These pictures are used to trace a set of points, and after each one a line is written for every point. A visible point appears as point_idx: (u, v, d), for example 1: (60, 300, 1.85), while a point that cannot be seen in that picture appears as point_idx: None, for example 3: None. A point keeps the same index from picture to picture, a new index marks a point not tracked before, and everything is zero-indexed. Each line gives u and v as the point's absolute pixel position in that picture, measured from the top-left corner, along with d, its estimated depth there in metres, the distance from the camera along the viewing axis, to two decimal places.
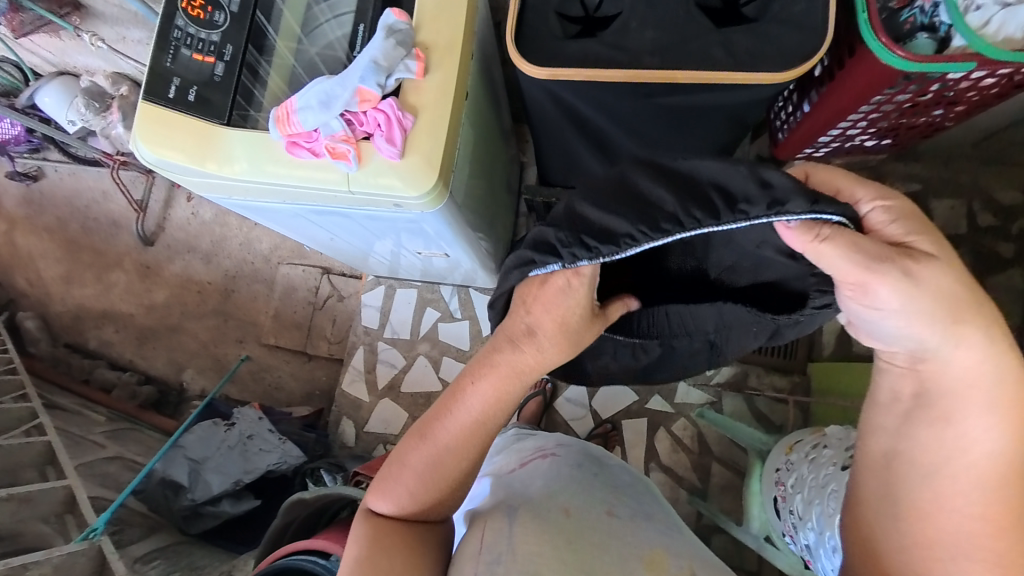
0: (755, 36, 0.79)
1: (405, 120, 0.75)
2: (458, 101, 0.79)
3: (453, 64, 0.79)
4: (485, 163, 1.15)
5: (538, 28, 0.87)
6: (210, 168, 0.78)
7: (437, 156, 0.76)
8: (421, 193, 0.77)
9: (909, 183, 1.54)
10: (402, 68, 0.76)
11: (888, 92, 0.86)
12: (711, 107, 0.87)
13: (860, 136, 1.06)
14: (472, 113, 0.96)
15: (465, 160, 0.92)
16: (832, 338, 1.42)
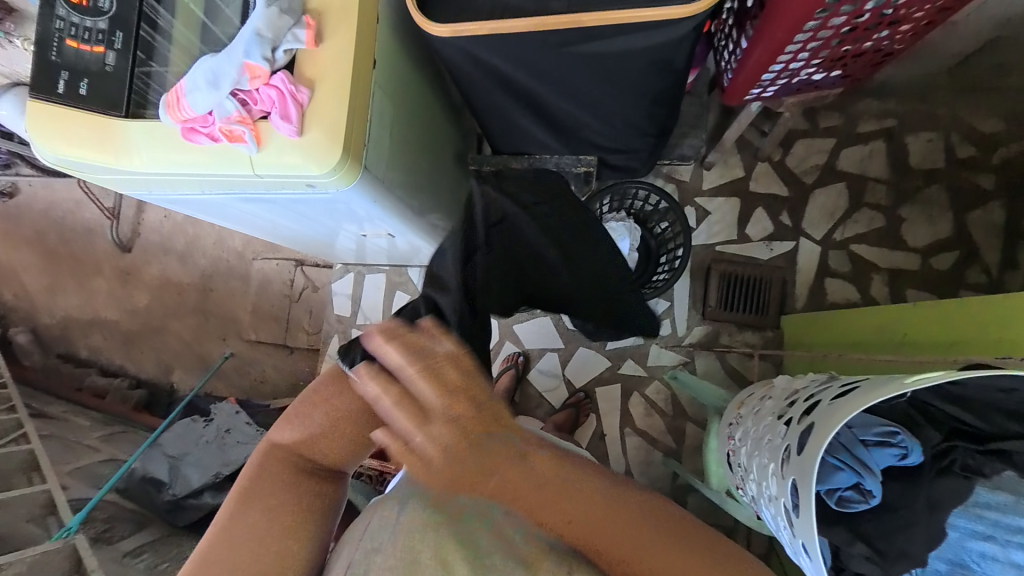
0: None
1: (300, 94, 0.69)
2: (361, 68, 0.73)
3: (347, 26, 0.71)
4: (427, 138, 1.09)
5: None
6: (111, 162, 0.76)
7: (342, 127, 0.70)
8: (326, 170, 0.71)
9: (883, 120, 1.47)
10: (292, 38, 0.69)
11: (821, 17, 0.80)
12: (630, 55, 0.79)
13: (804, 69, 0.98)
14: (400, 82, 0.87)
15: (390, 134, 0.85)
16: (803, 290, 1.44)
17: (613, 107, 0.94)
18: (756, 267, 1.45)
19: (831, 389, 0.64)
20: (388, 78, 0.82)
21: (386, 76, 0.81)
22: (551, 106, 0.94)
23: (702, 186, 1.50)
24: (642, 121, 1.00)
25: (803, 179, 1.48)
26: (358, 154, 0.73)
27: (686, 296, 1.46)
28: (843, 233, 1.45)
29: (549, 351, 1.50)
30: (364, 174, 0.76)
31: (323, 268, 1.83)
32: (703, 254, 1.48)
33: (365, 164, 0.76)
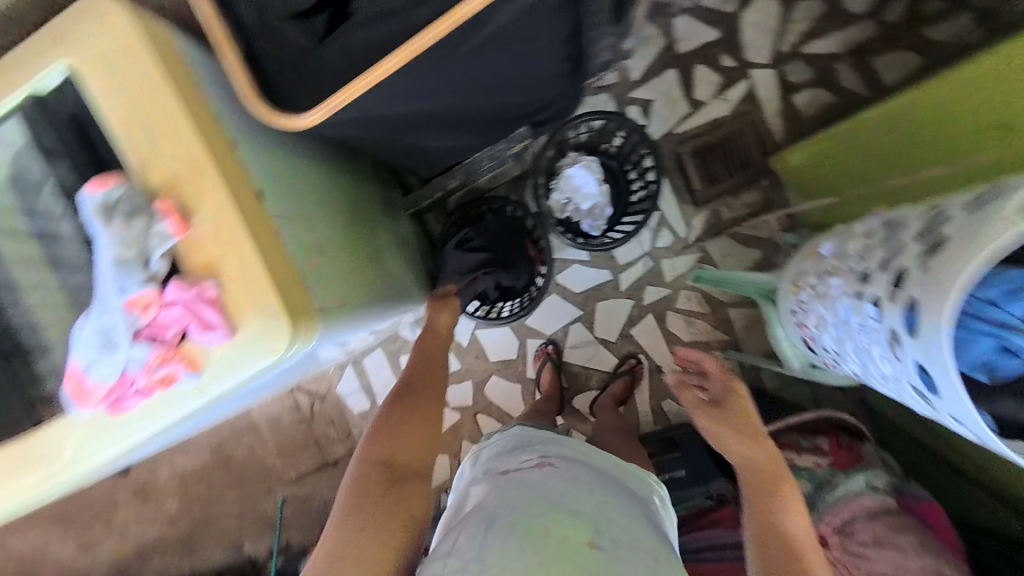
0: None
1: (206, 291, 0.55)
2: (257, 218, 0.58)
3: (213, 178, 0.57)
4: (365, 212, 0.92)
5: (275, 54, 0.60)
6: (51, 486, 0.65)
7: (275, 295, 0.56)
8: (279, 353, 0.56)
9: None
10: (160, 237, 0.55)
11: None
12: (534, 11, 0.60)
13: None
14: (297, 184, 0.70)
15: (325, 245, 0.70)
16: (778, 121, 1.31)
17: (531, 74, 0.74)
18: (723, 126, 1.31)
19: (915, 253, 0.56)
20: (283, 193, 0.65)
21: (282, 195, 0.65)
22: (462, 112, 0.76)
23: (631, 78, 1.34)
24: (568, 66, 0.79)
25: (726, 11, 1.32)
26: (308, 306, 0.58)
27: (670, 193, 1.32)
28: (789, 42, 1.31)
29: (571, 325, 1.38)
30: (327, 318, 0.63)
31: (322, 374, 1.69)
32: (666, 144, 1.32)
33: (322, 308, 0.62)
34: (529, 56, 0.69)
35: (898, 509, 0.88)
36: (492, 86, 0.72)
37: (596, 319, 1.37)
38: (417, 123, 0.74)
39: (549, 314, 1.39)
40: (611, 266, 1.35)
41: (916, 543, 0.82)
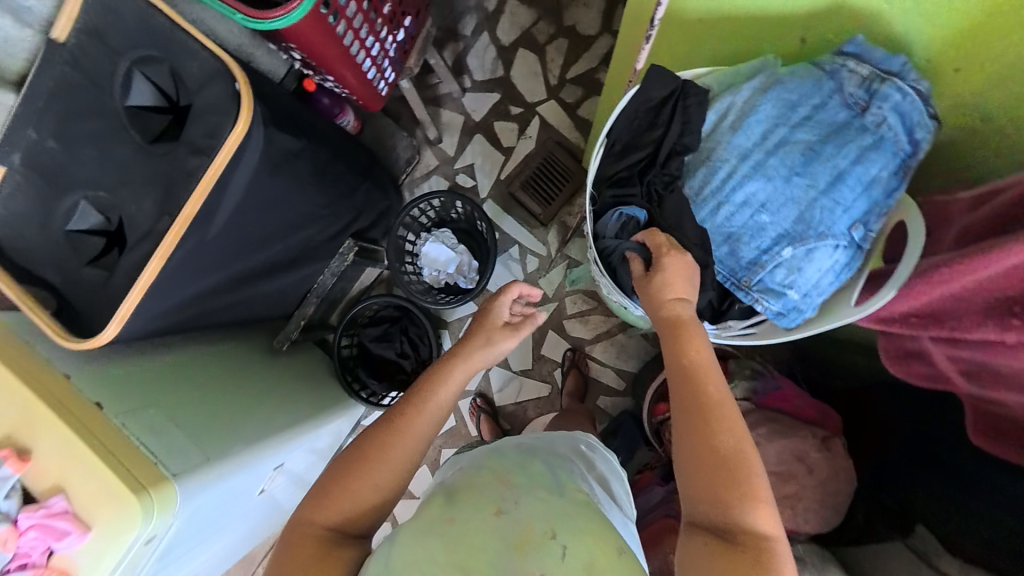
0: (201, 114, 0.74)
1: (55, 507, 0.65)
2: (94, 425, 0.69)
3: (35, 416, 0.67)
4: (249, 363, 1.08)
5: (84, 292, 0.77)
6: None
7: (118, 486, 0.65)
8: (141, 530, 0.65)
9: None
10: (3, 480, 0.66)
11: (338, 19, 0.88)
12: (257, 176, 0.80)
13: (387, 44, 1.07)
14: (134, 378, 0.81)
15: (180, 416, 0.81)
16: (576, 134, 1.57)
17: (302, 209, 0.94)
18: (535, 156, 1.57)
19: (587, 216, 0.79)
20: (125, 393, 0.77)
21: (119, 392, 0.76)
22: (271, 257, 0.95)
23: (450, 155, 1.59)
24: (332, 188, 1.01)
25: (499, 75, 1.60)
26: (155, 480, 0.68)
27: (520, 226, 1.55)
28: (555, 76, 1.60)
29: (490, 369, 1.50)
30: (185, 480, 0.72)
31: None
32: (499, 190, 1.57)
33: (176, 473, 0.71)
34: (284, 200, 0.89)
35: (754, 408, 1.00)
36: (271, 231, 0.91)
37: (508, 354, 1.49)
38: (241, 280, 0.92)
39: None
40: None
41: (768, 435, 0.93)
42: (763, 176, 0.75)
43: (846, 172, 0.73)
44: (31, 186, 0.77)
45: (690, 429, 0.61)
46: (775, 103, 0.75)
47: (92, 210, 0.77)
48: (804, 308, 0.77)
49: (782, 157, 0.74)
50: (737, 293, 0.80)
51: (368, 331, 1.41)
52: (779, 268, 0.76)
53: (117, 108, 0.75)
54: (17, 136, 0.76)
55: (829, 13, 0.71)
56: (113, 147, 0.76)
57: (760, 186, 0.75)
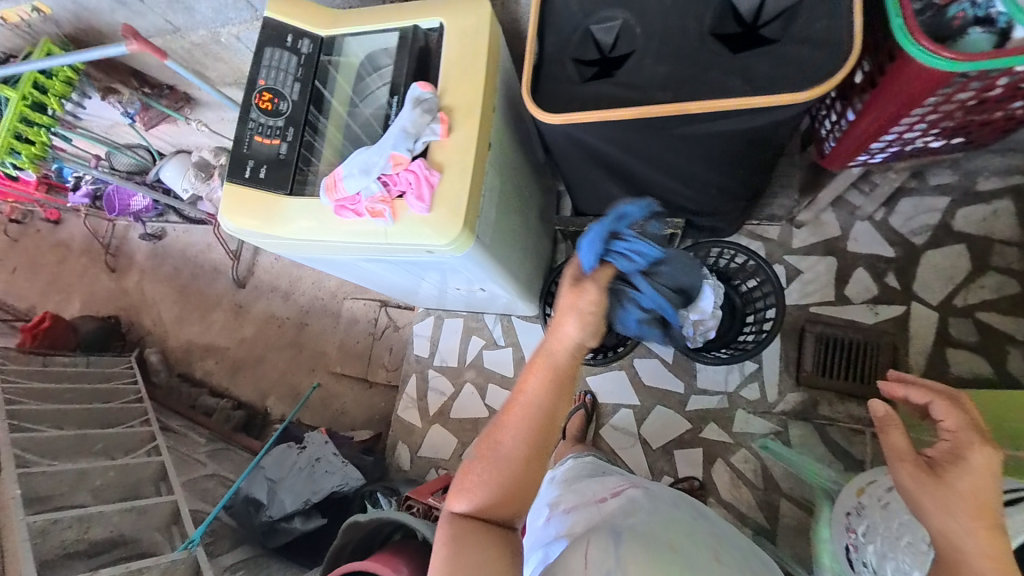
0: (776, 57, 0.75)
1: (432, 177, 0.82)
2: (479, 156, 0.84)
3: (470, 118, 0.84)
4: (522, 203, 1.20)
5: (553, 75, 0.86)
6: (273, 232, 0.90)
7: (461, 207, 0.81)
8: (443, 242, 0.82)
9: (1009, 177, 1.34)
10: (428, 131, 0.83)
11: (945, 92, 0.79)
12: (733, 132, 0.83)
13: (921, 138, 0.98)
14: (503, 153, 0.96)
15: (498, 200, 0.96)
16: (920, 358, 1.31)
17: (700, 172, 0.96)
18: (860, 331, 1.36)
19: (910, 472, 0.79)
20: (497, 152, 0.92)
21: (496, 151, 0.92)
22: (642, 176, 1.01)
23: (790, 244, 1.44)
24: (729, 182, 1.01)
25: (914, 241, 1.37)
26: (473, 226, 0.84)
27: (777, 358, 1.39)
28: (966, 298, 1.32)
29: (624, 408, 1.48)
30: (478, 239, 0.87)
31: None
32: (796, 315, 1.40)
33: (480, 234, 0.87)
34: (707, 157, 0.91)
35: None
36: (671, 163, 0.95)
37: (648, 419, 1.46)
38: (616, 172, 0.99)
39: (612, 384, 1.50)
40: (688, 382, 1.45)
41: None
42: None
43: None
44: None
45: None
46: None
47: (614, 33, 0.84)
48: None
49: None
50: None
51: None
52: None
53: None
54: None
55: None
56: (686, 15, 0.79)
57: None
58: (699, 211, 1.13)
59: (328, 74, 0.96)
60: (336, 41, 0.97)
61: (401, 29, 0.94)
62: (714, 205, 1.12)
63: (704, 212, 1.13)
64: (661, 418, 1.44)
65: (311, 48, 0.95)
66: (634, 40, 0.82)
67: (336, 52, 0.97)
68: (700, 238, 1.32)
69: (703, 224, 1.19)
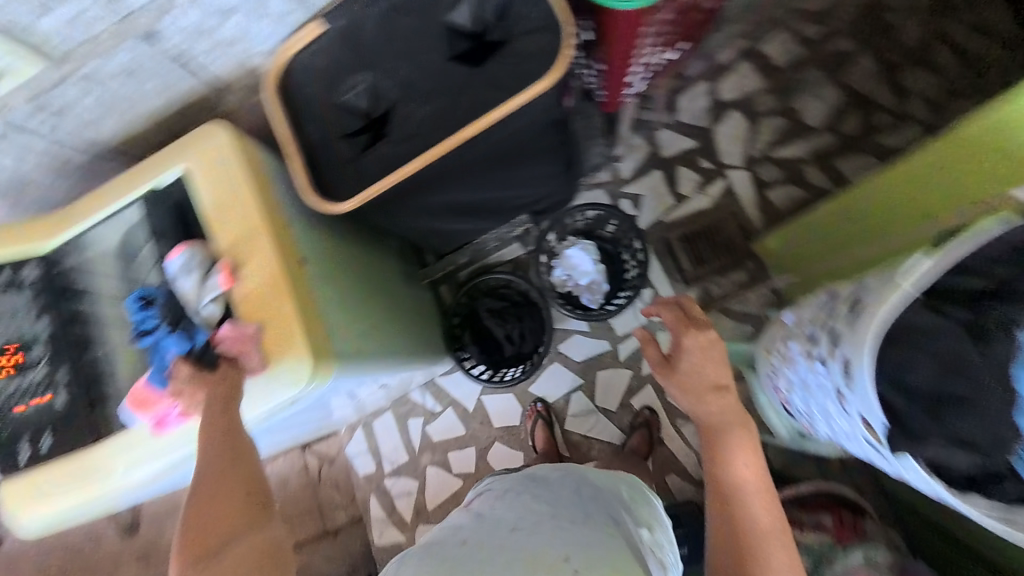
0: (514, 57, 0.76)
1: (251, 333, 0.68)
2: (296, 278, 0.70)
3: (260, 240, 0.70)
4: (384, 278, 1.09)
5: (331, 161, 0.81)
6: (98, 496, 0.73)
7: (303, 339, 0.68)
8: (300, 386, 0.68)
9: (737, 43, 1.59)
10: (209, 288, 0.69)
11: (651, 21, 0.87)
12: (521, 132, 0.81)
13: (658, 58, 1.06)
14: (330, 248, 0.84)
15: (347, 300, 0.83)
16: (755, 210, 1.51)
17: (519, 175, 0.95)
18: (705, 216, 1.53)
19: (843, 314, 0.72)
20: (319, 256, 0.79)
21: (318, 253, 0.79)
22: (472, 205, 0.96)
23: (624, 177, 1.58)
24: (551, 167, 0.99)
25: (704, 124, 1.58)
26: (327, 352, 0.71)
27: (662, 272, 1.50)
28: (761, 148, 1.55)
29: (573, 392, 1.44)
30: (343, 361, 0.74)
31: (322, 441, 1.55)
32: (654, 232, 1.53)
33: (339, 351, 0.74)
34: (516, 162, 0.90)
35: None
36: (490, 182, 0.92)
37: (599, 387, 1.44)
38: (446, 212, 0.95)
39: (553, 379, 1.45)
40: (609, 336, 1.45)
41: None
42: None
43: None
44: (336, 55, 0.81)
45: (718, 521, 0.69)
46: None
47: (367, 95, 0.79)
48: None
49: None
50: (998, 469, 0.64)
51: (485, 301, 1.41)
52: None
53: (436, 18, 0.78)
54: (350, 10, 0.80)
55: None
56: (420, 54, 0.79)
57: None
58: (545, 197, 1.12)
59: (81, 284, 0.79)
60: (74, 245, 0.79)
61: (134, 197, 0.77)
62: (560, 182, 1.10)
63: (555, 189, 1.11)
64: (615, 380, 1.42)
65: (39, 271, 0.78)
66: (387, 94, 0.79)
67: (69, 255, 0.79)
68: (557, 211, 1.34)
69: (555, 200, 1.20)
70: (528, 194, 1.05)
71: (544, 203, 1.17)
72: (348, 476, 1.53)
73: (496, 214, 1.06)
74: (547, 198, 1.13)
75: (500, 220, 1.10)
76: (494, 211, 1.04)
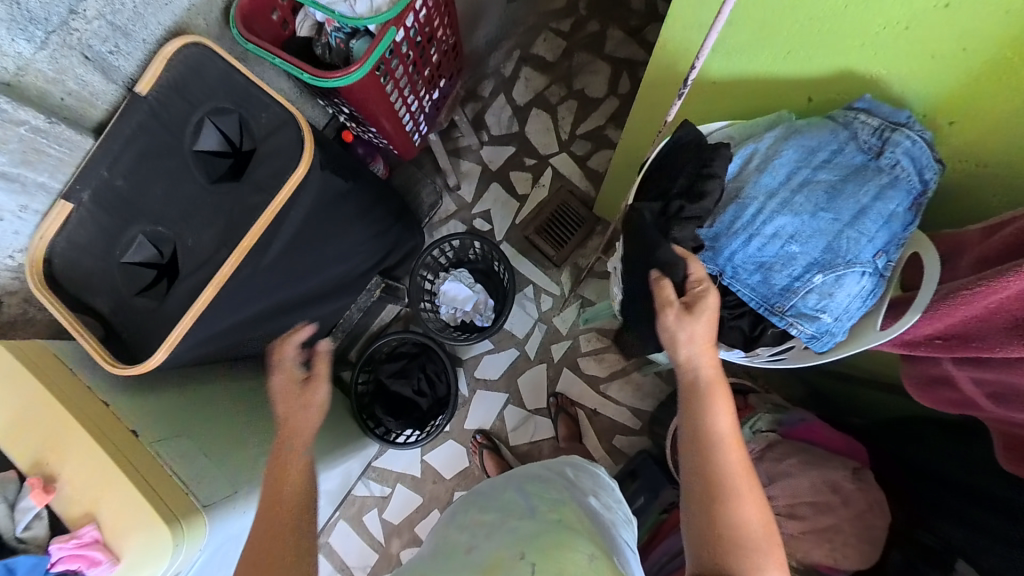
0: (267, 157, 0.81)
1: (87, 535, 0.62)
2: (122, 454, 0.66)
3: (67, 439, 0.65)
4: (267, 396, 1.04)
5: (134, 322, 0.79)
6: None
7: (145, 513, 0.63)
8: (168, 562, 0.63)
9: (510, 55, 1.79)
10: (25, 510, 0.64)
11: (388, 79, 0.96)
12: (307, 218, 0.87)
13: (424, 101, 1.16)
14: (169, 404, 0.80)
15: (208, 445, 0.80)
16: (586, 182, 1.69)
17: (338, 252, 0.98)
18: (547, 203, 1.67)
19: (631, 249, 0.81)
20: (154, 417, 0.75)
21: (154, 417, 0.75)
22: (307, 295, 0.97)
23: (467, 201, 1.68)
24: (369, 229, 1.04)
25: (514, 130, 1.74)
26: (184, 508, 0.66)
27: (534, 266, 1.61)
28: (567, 131, 1.74)
29: (504, 407, 1.49)
30: (212, 509, 0.70)
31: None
32: (515, 234, 1.65)
33: (206, 503, 0.70)
34: (324, 242, 0.94)
35: (781, 440, 1.00)
36: (309, 269, 0.94)
37: (524, 393, 1.49)
38: (285, 312, 0.94)
39: (481, 407, 1.49)
40: (515, 343, 1.52)
41: (799, 464, 0.94)
42: (790, 211, 0.70)
43: (868, 208, 0.68)
44: (97, 222, 0.80)
45: (702, 508, 0.60)
46: (796, 148, 0.70)
47: (151, 242, 0.80)
48: (837, 332, 0.70)
49: (807, 195, 0.69)
50: (771, 319, 0.74)
51: (386, 367, 1.40)
52: (811, 293, 0.70)
53: (184, 150, 0.80)
54: (92, 174, 0.80)
55: (839, 77, 0.68)
56: (180, 188, 0.80)
57: (789, 221, 0.70)
58: (387, 255, 1.14)
59: None
60: None
61: None
62: (394, 234, 1.13)
63: (394, 244, 1.13)
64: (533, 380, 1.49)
65: None
66: (165, 235, 0.80)
67: None
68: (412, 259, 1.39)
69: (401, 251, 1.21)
70: (361, 264, 1.07)
71: (392, 259, 1.18)
72: None
73: (343, 293, 1.07)
74: (391, 252, 1.15)
75: (352, 297, 1.09)
76: (336, 290, 1.04)
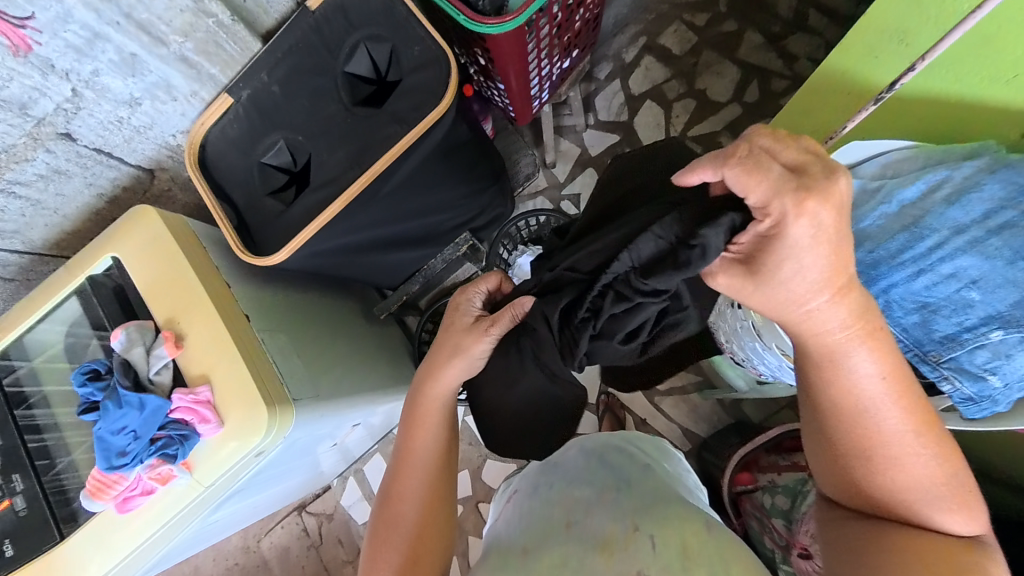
0: (408, 92, 0.83)
1: (202, 395, 0.68)
2: (239, 335, 0.72)
3: (197, 309, 0.72)
4: (347, 320, 1.10)
5: (261, 221, 0.85)
6: None
7: (252, 391, 0.69)
8: (260, 440, 0.68)
9: (635, 41, 1.71)
10: (158, 358, 0.70)
11: (532, 38, 0.95)
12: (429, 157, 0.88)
13: (552, 68, 1.15)
14: (275, 302, 0.86)
15: (300, 349, 0.85)
16: None
17: (444, 198, 1.00)
18: None
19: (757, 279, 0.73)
20: (264, 310, 0.82)
21: (263, 310, 0.81)
22: (406, 235, 1.01)
23: (560, 181, 1.66)
24: (475, 183, 1.05)
25: (622, 119, 1.68)
26: (247, 392, 0.69)
27: None
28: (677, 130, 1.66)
29: None
30: (301, 406, 0.75)
31: (318, 498, 1.52)
32: None
33: (296, 397, 0.75)
34: (435, 184, 0.95)
35: None
36: (416, 208, 0.96)
37: None
38: (383, 245, 0.98)
39: None
40: None
41: None
42: (977, 253, 0.64)
43: None
44: (249, 122, 0.86)
45: (853, 471, 0.55)
46: (1002, 183, 0.64)
47: (288, 150, 0.84)
48: (1000, 401, 0.63)
49: (1005, 241, 0.63)
50: (919, 367, 0.68)
51: None
52: (981, 349, 0.63)
53: (336, 70, 0.84)
54: (253, 78, 0.85)
55: None
56: (325, 106, 0.84)
57: (971, 263, 0.64)
58: (482, 215, 1.15)
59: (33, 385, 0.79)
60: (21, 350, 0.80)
61: (72, 291, 0.78)
62: (494, 198, 1.14)
63: (491, 206, 1.14)
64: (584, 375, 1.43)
65: None
66: (303, 146, 0.84)
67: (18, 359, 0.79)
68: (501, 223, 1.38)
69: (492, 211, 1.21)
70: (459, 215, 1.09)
71: (485, 219, 1.19)
72: (349, 529, 1.50)
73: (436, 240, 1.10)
74: (486, 214, 1.16)
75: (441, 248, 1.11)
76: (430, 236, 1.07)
